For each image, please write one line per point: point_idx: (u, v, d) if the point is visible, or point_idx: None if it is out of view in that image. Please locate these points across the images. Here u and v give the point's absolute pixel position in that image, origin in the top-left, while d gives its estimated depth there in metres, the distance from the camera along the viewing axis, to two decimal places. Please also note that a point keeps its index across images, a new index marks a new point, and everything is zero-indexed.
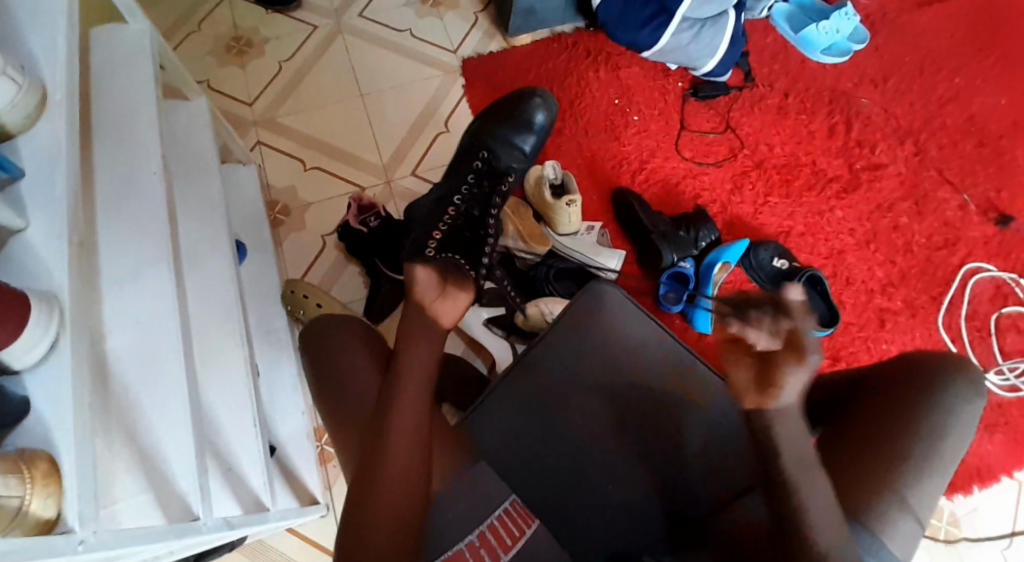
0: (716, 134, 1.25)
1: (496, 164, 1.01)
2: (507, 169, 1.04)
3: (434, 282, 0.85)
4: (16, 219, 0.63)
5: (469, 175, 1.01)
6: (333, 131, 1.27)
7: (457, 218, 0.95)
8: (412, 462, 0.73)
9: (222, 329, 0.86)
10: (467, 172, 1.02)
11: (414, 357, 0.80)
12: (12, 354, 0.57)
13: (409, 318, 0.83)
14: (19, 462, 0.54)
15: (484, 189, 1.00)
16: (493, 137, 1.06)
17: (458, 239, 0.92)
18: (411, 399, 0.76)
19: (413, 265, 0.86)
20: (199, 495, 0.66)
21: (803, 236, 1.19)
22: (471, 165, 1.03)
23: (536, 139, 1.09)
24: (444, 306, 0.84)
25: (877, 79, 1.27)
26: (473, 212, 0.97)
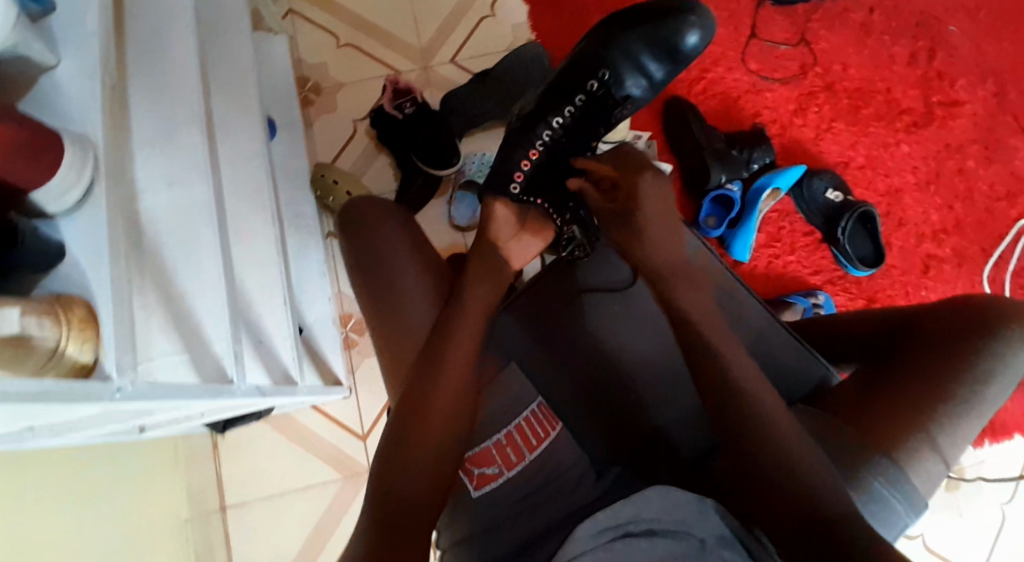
0: (789, 47, 1.16)
1: (596, 84, 0.91)
2: (624, 96, 0.92)
3: (511, 222, 0.88)
4: (47, 54, 0.58)
5: (578, 97, 0.91)
6: (373, 2, 1.18)
7: (552, 145, 0.91)
8: (464, 377, 0.73)
9: (254, 202, 0.82)
10: (578, 93, 0.91)
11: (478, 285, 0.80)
12: (45, 197, 0.54)
13: (484, 250, 0.84)
14: (56, 306, 0.51)
15: (581, 112, 0.91)
16: (626, 48, 0.89)
17: (546, 178, 0.90)
18: (468, 318, 0.77)
19: (493, 200, 0.88)
20: (233, 360, 0.65)
21: (863, 169, 1.13)
22: (586, 84, 0.91)
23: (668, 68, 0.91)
24: (517, 246, 0.87)
25: (969, 7, 1.16)
26: (563, 138, 0.91)
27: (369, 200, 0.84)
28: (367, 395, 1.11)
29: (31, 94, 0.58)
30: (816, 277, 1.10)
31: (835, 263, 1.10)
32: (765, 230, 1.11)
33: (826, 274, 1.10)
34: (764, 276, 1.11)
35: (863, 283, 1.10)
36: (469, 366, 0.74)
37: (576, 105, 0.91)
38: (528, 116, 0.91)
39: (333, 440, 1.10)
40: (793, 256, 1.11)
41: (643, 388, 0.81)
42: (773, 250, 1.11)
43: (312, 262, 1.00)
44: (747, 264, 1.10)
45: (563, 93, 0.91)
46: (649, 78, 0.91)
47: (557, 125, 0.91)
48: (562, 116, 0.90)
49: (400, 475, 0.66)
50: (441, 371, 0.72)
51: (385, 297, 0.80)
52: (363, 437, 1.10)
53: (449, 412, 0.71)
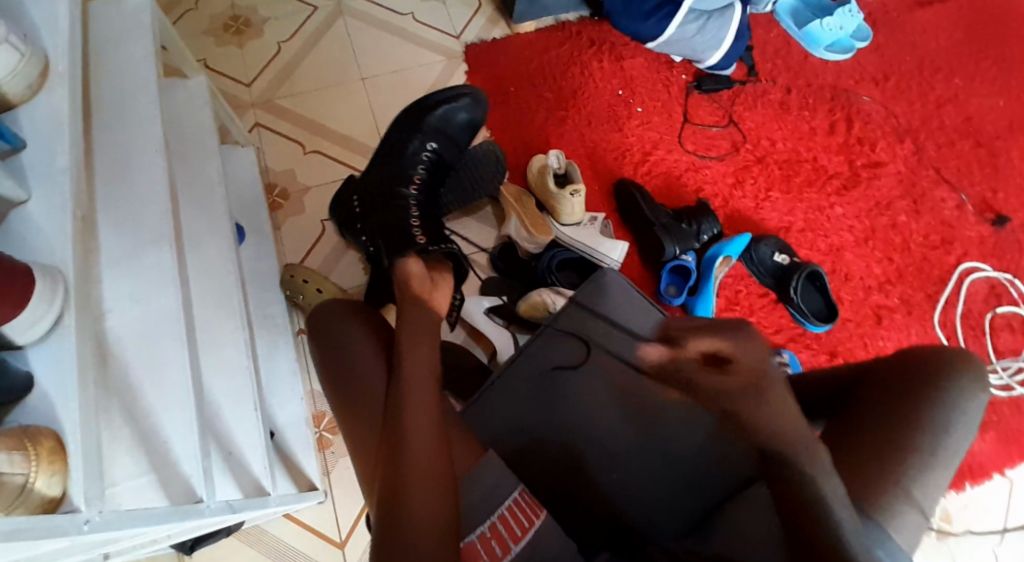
0: (719, 128, 1.25)
1: (429, 156, 1.05)
2: (449, 164, 1.09)
3: (424, 277, 0.91)
4: (17, 191, 0.61)
5: (418, 169, 1.04)
6: (332, 114, 1.25)
7: (421, 207, 1.02)
8: (437, 453, 0.73)
9: (221, 312, 0.83)
10: (416, 165, 1.04)
11: (421, 353, 0.81)
12: (12, 330, 0.55)
13: (410, 310, 0.86)
14: (23, 438, 0.52)
15: (428, 182, 1.05)
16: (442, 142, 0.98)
17: (436, 226, 1.01)
18: (423, 393, 0.77)
19: (403, 260, 0.92)
20: (203, 477, 0.64)
21: (803, 232, 1.19)
22: (419, 158, 1.04)
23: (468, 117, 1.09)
24: (436, 295, 0.90)
25: (877, 78, 1.28)
26: (425, 201, 1.03)
27: (329, 307, 0.87)
28: (344, 498, 1.08)
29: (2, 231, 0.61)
30: (777, 335, 1.14)
31: (793, 320, 1.14)
32: (723, 294, 1.16)
33: (786, 332, 1.14)
34: None
35: (821, 338, 1.14)
36: (436, 448, 0.74)
37: (420, 175, 1.04)
38: (383, 188, 1.00)
39: (309, 551, 1.05)
40: (753, 317, 1.15)
41: (620, 464, 0.82)
42: (733, 313, 1.15)
43: (281, 365, 1.00)
44: None
45: (401, 168, 1.03)
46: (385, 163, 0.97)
47: (413, 193, 1.02)
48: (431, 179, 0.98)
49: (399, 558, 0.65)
50: (407, 456, 0.72)
51: (352, 396, 0.81)
52: (341, 544, 1.05)
53: (426, 497, 0.69)
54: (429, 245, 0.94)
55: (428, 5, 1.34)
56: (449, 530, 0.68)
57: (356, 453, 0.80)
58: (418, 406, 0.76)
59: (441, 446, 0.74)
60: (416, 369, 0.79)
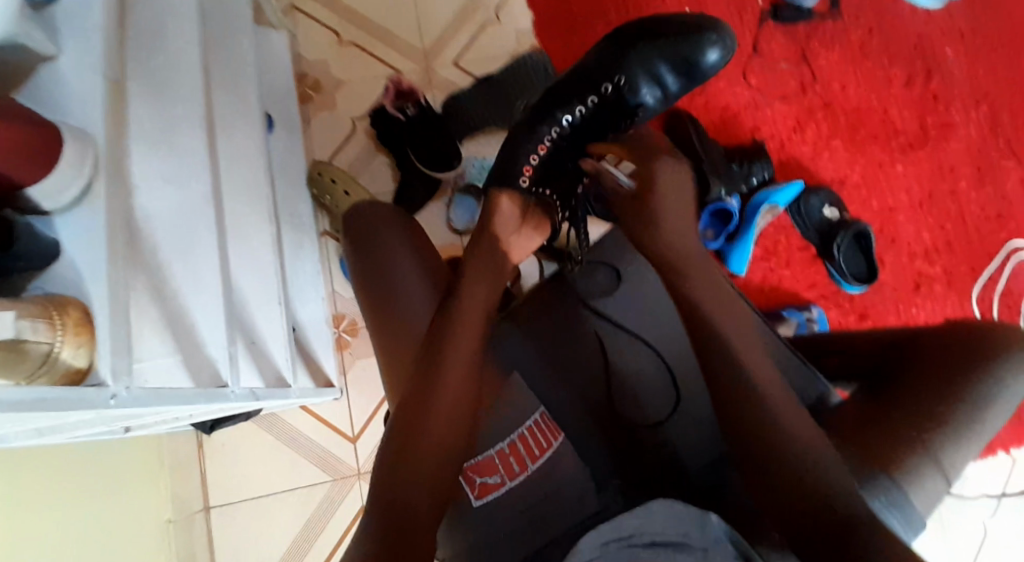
0: (788, 64, 1.17)
1: (610, 89, 0.90)
2: (637, 105, 0.92)
3: (515, 218, 0.84)
4: (48, 43, 0.56)
5: (590, 98, 0.90)
6: (374, 2, 1.16)
7: (558, 144, 0.90)
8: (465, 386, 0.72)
9: (251, 200, 0.80)
10: (591, 93, 0.90)
11: (476, 288, 0.79)
12: (43, 194, 0.52)
13: (483, 243, 0.82)
14: (51, 307, 0.49)
15: (590, 117, 0.91)
16: (641, 61, 0.90)
17: (559, 169, 0.90)
18: (467, 325, 0.75)
19: (497, 194, 0.85)
20: (227, 363, 0.66)
21: (857, 187, 1.14)
22: (599, 88, 0.90)
23: (657, 95, 0.92)
24: (516, 242, 0.85)
25: (965, 30, 1.18)
26: (575, 138, 0.91)
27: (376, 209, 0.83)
28: (359, 398, 1.08)
29: (29, 87, 0.57)
30: (809, 291, 1.11)
31: (829, 279, 1.11)
32: (762, 243, 1.12)
33: (819, 289, 1.11)
34: (758, 291, 1.11)
35: (854, 299, 1.11)
36: (470, 375, 0.73)
37: (587, 105, 0.90)
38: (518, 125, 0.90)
39: (321, 443, 1.07)
40: (789, 270, 1.11)
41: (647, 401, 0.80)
42: (768, 264, 1.12)
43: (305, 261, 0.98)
44: (742, 279, 1.10)
45: (577, 91, 0.90)
46: (663, 85, 0.92)
47: (567, 121, 0.90)
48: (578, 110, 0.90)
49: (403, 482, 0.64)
50: (438, 378, 0.71)
51: (387, 304, 0.79)
52: (354, 439, 1.06)
53: (446, 420, 0.69)
54: (530, 187, 0.87)
55: None
56: (456, 453, 0.69)
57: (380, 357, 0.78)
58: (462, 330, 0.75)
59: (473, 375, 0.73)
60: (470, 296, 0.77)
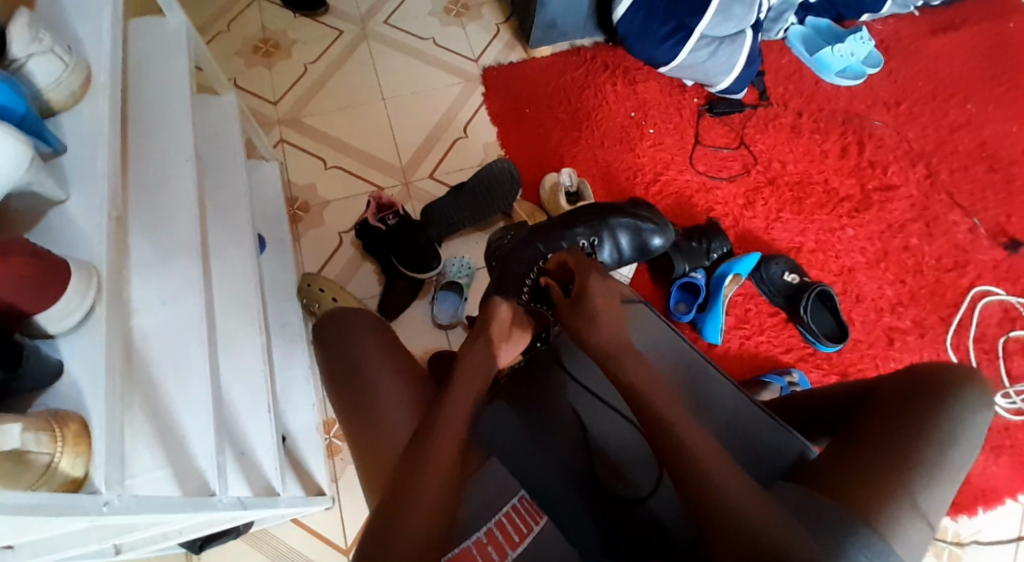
0: (729, 150, 1.28)
1: (584, 242, 1.05)
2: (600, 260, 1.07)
3: (507, 325, 0.90)
4: (56, 190, 0.64)
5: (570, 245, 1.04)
6: (352, 132, 1.29)
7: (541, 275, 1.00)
8: (448, 461, 0.74)
9: (241, 313, 0.86)
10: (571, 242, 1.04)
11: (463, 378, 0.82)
12: (48, 319, 0.58)
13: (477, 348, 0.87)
14: (52, 421, 0.54)
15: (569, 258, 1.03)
16: (614, 229, 1.07)
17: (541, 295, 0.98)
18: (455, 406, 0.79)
19: (499, 302, 0.93)
20: (216, 472, 0.67)
21: (814, 253, 1.20)
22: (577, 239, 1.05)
23: (616, 255, 1.08)
24: (507, 349, 0.89)
25: (889, 103, 1.31)
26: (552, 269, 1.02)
27: (354, 313, 0.89)
28: (352, 504, 1.10)
29: (40, 229, 0.64)
30: (787, 355, 1.14)
31: (804, 340, 1.15)
32: (733, 313, 1.17)
33: (796, 352, 1.14)
34: (736, 358, 1.14)
35: (832, 359, 1.14)
36: (450, 464, 0.75)
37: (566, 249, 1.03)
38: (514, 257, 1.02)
39: (315, 555, 1.06)
40: (763, 336, 1.15)
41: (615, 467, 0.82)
42: (742, 332, 1.16)
43: (296, 370, 1.03)
44: (719, 347, 1.14)
45: (559, 235, 1.04)
46: (619, 244, 1.08)
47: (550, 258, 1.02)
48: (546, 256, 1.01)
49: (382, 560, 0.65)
50: (418, 469, 0.73)
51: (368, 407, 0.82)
52: (347, 550, 1.06)
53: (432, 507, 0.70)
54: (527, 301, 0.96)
55: (449, 30, 1.39)
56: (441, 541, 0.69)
57: (359, 449, 0.81)
58: (447, 423, 0.77)
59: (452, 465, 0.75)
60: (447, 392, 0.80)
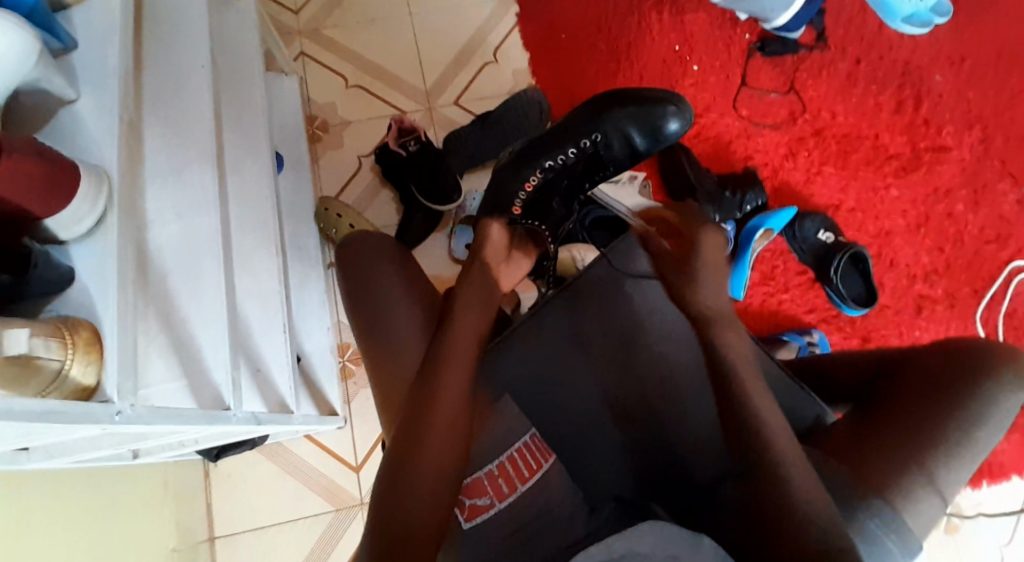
0: (777, 94, 1.21)
1: (588, 142, 0.95)
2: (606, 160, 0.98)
3: (503, 246, 0.87)
4: (67, 89, 0.60)
5: (570, 149, 0.95)
6: (379, 46, 1.23)
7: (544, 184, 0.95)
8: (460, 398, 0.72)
9: (258, 231, 0.83)
10: (571, 145, 0.95)
11: (466, 318, 0.79)
12: (60, 223, 0.55)
13: (475, 275, 0.83)
14: (61, 328, 0.52)
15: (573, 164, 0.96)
16: (617, 122, 0.95)
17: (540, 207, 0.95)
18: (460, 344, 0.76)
19: (490, 222, 0.86)
20: (231, 388, 0.66)
21: (853, 212, 1.16)
22: (579, 140, 0.95)
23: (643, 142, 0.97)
24: (506, 271, 0.87)
25: (953, 58, 1.22)
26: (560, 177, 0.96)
27: (374, 241, 0.86)
28: (361, 426, 1.10)
29: (49, 130, 0.61)
30: (810, 315, 1.12)
31: (829, 302, 1.12)
32: (760, 268, 1.14)
33: (819, 313, 1.12)
34: (758, 314, 1.12)
35: (856, 322, 1.11)
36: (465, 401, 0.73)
37: (567, 156, 0.95)
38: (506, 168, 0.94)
39: (323, 472, 1.08)
40: (788, 294, 1.12)
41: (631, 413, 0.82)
42: (767, 288, 1.13)
43: (312, 292, 1.01)
44: (741, 303, 1.12)
45: (558, 140, 0.95)
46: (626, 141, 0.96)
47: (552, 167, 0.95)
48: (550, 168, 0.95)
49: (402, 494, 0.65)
50: (430, 406, 0.71)
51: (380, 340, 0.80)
52: (357, 467, 1.08)
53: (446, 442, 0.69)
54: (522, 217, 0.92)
55: None
56: (457, 480, 0.68)
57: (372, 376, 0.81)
58: (452, 362, 0.74)
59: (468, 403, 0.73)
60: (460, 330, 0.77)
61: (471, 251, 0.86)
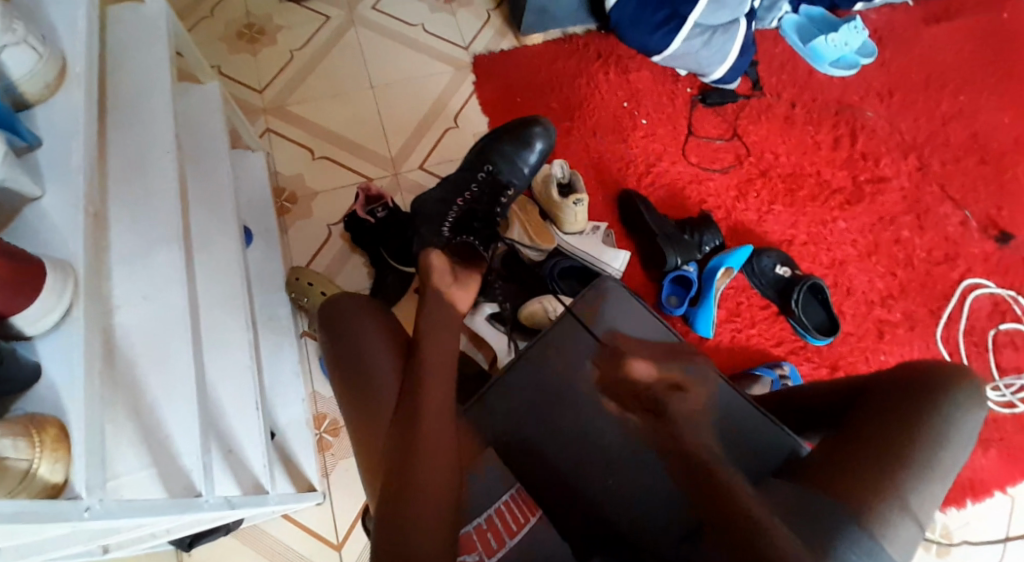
0: (722, 140, 1.27)
1: (485, 172, 1.06)
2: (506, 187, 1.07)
3: (446, 270, 0.91)
4: (31, 186, 0.62)
5: (472, 184, 1.05)
6: (340, 121, 1.27)
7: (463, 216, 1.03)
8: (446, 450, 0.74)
9: (227, 310, 0.84)
10: (472, 181, 1.06)
11: (444, 357, 0.82)
12: (24, 320, 0.56)
13: (431, 302, 0.87)
14: (29, 427, 0.53)
15: (483, 191, 1.06)
16: (501, 152, 1.06)
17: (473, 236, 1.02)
18: (441, 392, 0.78)
19: (431, 251, 0.93)
20: (202, 473, 0.65)
21: (805, 245, 1.20)
22: (477, 174, 1.06)
23: (536, 159, 1.08)
24: (458, 294, 0.90)
25: (883, 94, 1.30)
26: (474, 206, 1.05)
27: (350, 302, 0.86)
28: (343, 499, 1.09)
29: (15, 227, 0.62)
30: (777, 348, 1.14)
31: (795, 333, 1.14)
32: (724, 306, 1.16)
33: (787, 345, 1.14)
34: (728, 351, 1.14)
35: (823, 351, 1.14)
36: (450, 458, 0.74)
37: (471, 191, 1.05)
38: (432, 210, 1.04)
39: (306, 551, 1.06)
40: (754, 329, 1.15)
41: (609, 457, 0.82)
42: (733, 325, 1.15)
43: (285, 366, 1.01)
44: (710, 341, 1.14)
45: (456, 182, 1.06)
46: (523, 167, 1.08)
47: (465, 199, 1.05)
48: (453, 212, 1.03)
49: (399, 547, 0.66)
50: (418, 462, 0.72)
51: (367, 400, 0.80)
52: (338, 546, 1.06)
53: (439, 495, 0.70)
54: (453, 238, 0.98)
55: (439, 17, 1.37)
56: (451, 540, 0.68)
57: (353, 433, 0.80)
58: (435, 424, 0.75)
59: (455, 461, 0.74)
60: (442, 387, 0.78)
61: (420, 281, 0.91)
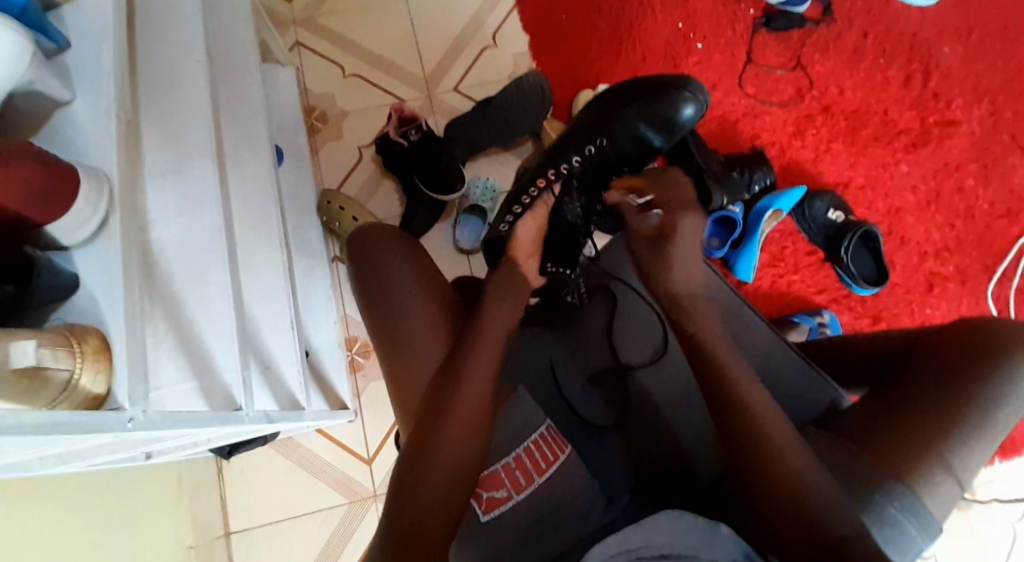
0: (784, 71, 1.19)
1: (596, 145, 0.94)
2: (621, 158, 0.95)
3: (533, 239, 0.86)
4: (62, 91, 0.58)
5: (574, 156, 0.93)
6: (372, 35, 1.20)
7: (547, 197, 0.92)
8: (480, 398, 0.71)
9: (262, 229, 0.81)
10: (574, 152, 0.94)
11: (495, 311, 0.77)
12: (63, 227, 0.54)
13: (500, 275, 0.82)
14: (69, 336, 0.50)
15: (586, 167, 0.94)
16: (627, 122, 0.94)
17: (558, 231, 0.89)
18: (483, 346, 0.74)
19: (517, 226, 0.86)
20: (242, 388, 0.64)
21: (861, 190, 1.15)
22: (582, 146, 0.94)
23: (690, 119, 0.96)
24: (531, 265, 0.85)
25: (961, 30, 1.19)
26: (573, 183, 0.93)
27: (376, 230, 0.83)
28: (374, 419, 1.10)
29: (46, 134, 0.59)
30: (819, 296, 1.11)
31: (839, 282, 1.11)
32: (768, 250, 1.13)
33: (830, 293, 1.11)
34: (767, 297, 1.11)
35: (867, 301, 1.10)
36: (484, 406, 0.71)
37: (577, 160, 0.93)
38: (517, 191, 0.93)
39: (340, 468, 1.08)
40: (797, 275, 1.12)
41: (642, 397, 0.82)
42: (776, 270, 1.12)
43: (318, 290, 1.00)
44: (751, 284, 1.11)
45: (572, 142, 0.94)
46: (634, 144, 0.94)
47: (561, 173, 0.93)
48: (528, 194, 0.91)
49: (416, 492, 0.65)
50: (447, 409, 0.69)
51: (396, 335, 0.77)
52: (370, 459, 1.08)
53: (462, 441, 0.68)
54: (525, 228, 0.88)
55: None
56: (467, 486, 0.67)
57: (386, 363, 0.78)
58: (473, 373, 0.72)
59: (484, 412, 0.71)
60: (486, 333, 0.75)
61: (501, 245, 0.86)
